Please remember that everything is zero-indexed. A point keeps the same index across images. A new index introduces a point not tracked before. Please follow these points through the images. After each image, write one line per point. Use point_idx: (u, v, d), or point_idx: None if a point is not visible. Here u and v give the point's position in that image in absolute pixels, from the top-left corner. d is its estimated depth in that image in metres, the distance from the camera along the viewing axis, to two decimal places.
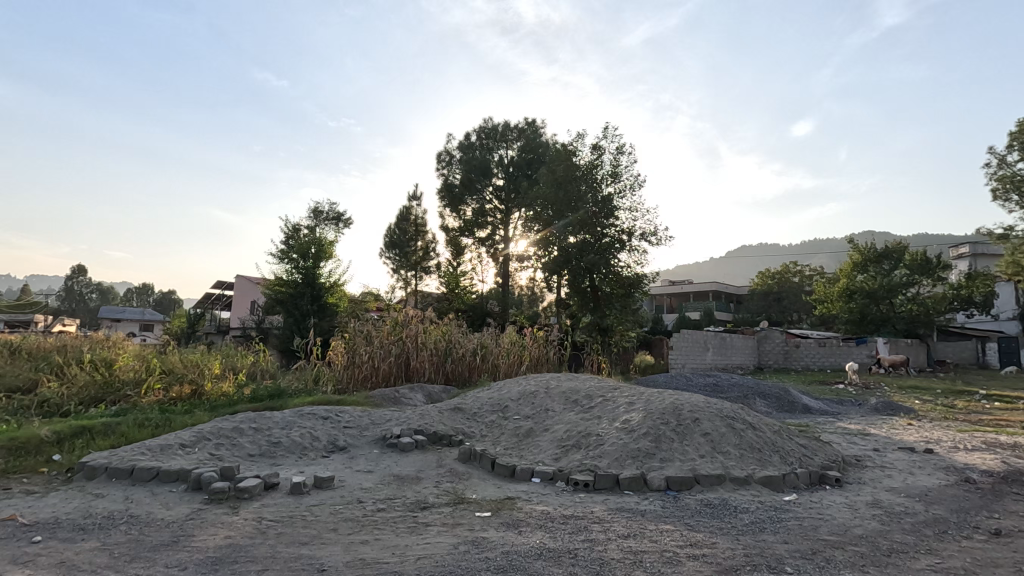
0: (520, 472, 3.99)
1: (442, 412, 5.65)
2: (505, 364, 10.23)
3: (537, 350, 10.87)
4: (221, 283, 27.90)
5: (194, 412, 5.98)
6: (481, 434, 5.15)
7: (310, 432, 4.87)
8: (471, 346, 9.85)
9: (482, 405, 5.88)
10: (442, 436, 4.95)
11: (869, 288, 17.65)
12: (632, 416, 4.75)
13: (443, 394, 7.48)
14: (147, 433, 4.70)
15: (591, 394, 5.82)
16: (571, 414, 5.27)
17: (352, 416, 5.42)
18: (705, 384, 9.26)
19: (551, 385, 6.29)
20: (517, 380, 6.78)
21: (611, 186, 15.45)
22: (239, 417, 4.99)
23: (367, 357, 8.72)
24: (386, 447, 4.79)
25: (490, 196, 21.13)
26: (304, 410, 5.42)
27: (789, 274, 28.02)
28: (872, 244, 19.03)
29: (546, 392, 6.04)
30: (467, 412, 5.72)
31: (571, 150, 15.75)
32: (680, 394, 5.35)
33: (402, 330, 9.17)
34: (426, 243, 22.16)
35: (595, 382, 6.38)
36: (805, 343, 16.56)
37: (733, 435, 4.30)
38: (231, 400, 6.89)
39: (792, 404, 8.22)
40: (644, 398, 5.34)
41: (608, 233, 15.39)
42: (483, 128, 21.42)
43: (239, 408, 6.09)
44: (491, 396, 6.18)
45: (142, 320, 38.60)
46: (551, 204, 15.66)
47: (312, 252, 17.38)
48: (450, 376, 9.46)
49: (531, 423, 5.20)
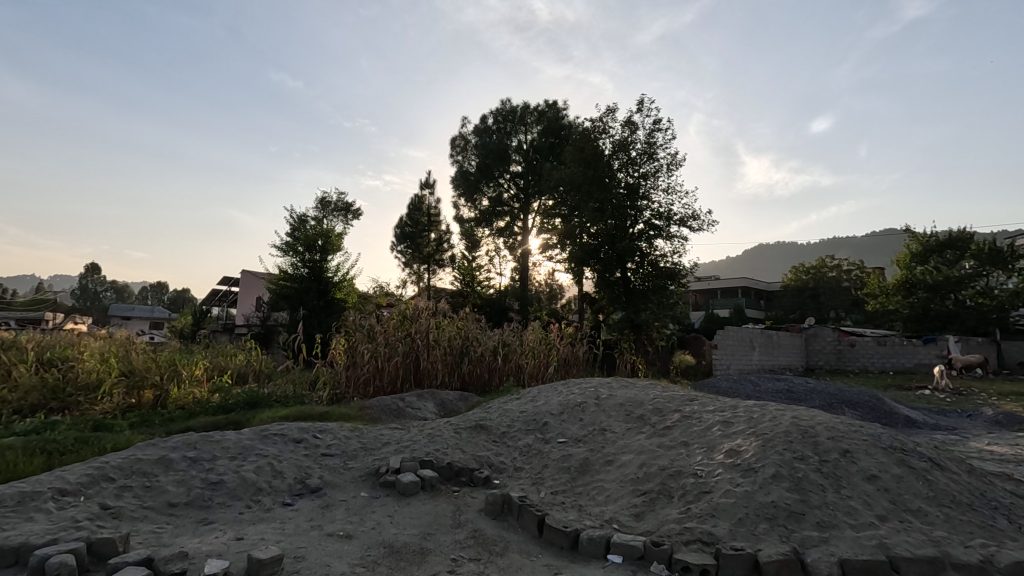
0: (587, 545, 2.47)
1: (459, 431, 4.14)
2: (532, 365, 8.72)
3: (566, 349, 9.33)
4: (227, 278, 26.76)
5: (136, 429, 4.56)
6: (516, 465, 3.65)
7: (272, 466, 3.39)
8: (491, 345, 8.35)
9: (513, 423, 4.38)
10: (460, 471, 3.44)
11: (931, 280, 15.82)
12: (744, 445, 3.21)
13: (460, 402, 5.97)
14: (38, 466, 3.29)
15: (663, 408, 4.28)
16: (640, 438, 3.73)
17: (338, 441, 3.94)
18: (776, 388, 7.59)
19: (603, 395, 4.74)
20: (555, 387, 5.25)
21: (645, 166, 13.80)
22: (174, 441, 3.54)
23: (370, 356, 7.24)
24: (379, 488, 3.30)
25: (508, 183, 19.60)
26: (269, 429, 3.94)
27: (826, 270, 26.14)
28: (932, 234, 17.19)
29: (598, 405, 4.51)
30: (493, 430, 4.22)
31: (599, 128, 14.17)
32: (796, 409, 3.78)
33: (411, 325, 7.67)
34: (440, 235, 20.68)
35: (660, 392, 4.81)
36: (862, 342, 14.81)
37: (917, 481, 2.74)
38: (195, 411, 5.47)
39: (894, 415, 6.53)
40: (743, 417, 3.78)
41: (639, 220, 13.74)
42: (500, 110, 19.84)
43: (193, 424, 4.65)
44: (525, 409, 4.65)
45: (152, 318, 37.82)
46: (576, 188, 14.20)
47: (319, 244, 16.02)
48: (467, 379, 8.02)
49: (585, 452, 3.68)
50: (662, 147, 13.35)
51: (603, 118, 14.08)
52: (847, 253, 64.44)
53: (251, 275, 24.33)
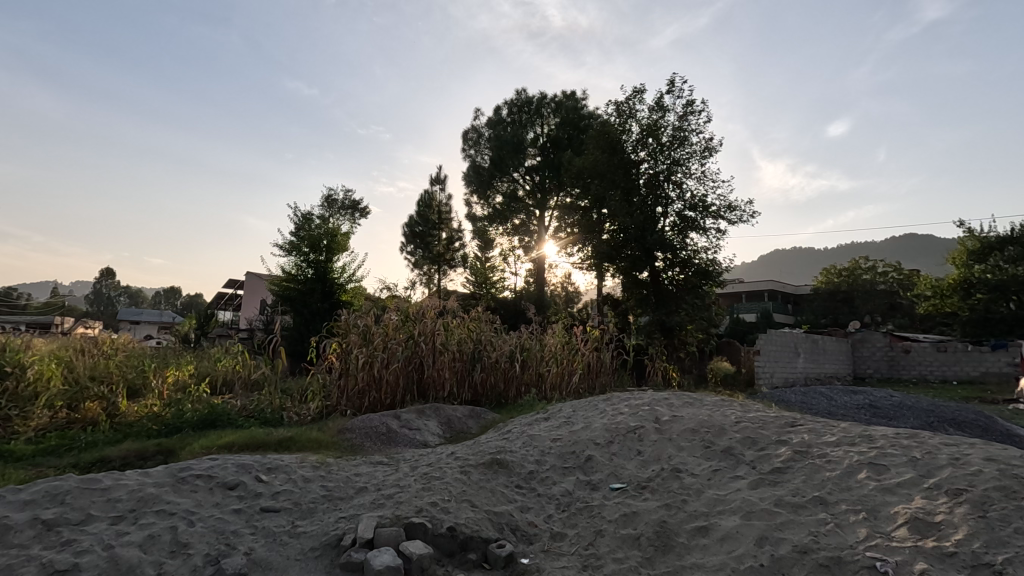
0: None
1: (468, 469, 2.88)
2: (554, 374, 7.44)
3: (593, 356, 8.03)
4: (232, 282, 25.78)
5: (33, 464, 3.36)
6: (554, 531, 2.40)
7: (172, 533, 2.16)
8: (507, 350, 7.09)
9: (544, 457, 3.12)
10: (467, 544, 2.21)
11: (993, 280, 14.27)
12: (940, 514, 1.93)
13: (470, 422, 4.73)
14: None
15: (759, 438, 3.01)
16: (744, 490, 2.45)
17: (293, 485, 2.71)
18: (857, 402, 6.21)
19: (664, 418, 3.48)
20: (594, 405, 4.00)
21: (677, 152, 12.44)
22: (31, 492, 2.33)
23: (364, 362, 5.96)
24: (340, 573, 2.05)
25: (523, 178, 18.38)
26: (191, 467, 2.71)
27: (860, 272, 24.56)
28: (990, 231, 15.60)
29: (661, 434, 3.25)
30: (517, 469, 2.97)
31: (625, 112, 12.95)
32: (982, 446, 2.49)
33: (414, 325, 6.44)
34: (451, 234, 19.50)
35: (744, 413, 3.52)
36: (918, 347, 13.32)
37: None
38: (132, 433, 4.25)
39: (1019, 437, 5.11)
40: (902, 455, 2.50)
41: (669, 211, 12.38)
42: (515, 100, 18.64)
43: (111, 454, 3.44)
44: (558, 436, 3.40)
45: (161, 323, 36.90)
46: (598, 177, 13.01)
47: (324, 244, 14.92)
48: (479, 390, 6.79)
49: (657, 512, 2.40)
50: (695, 131, 12.03)
51: (630, 101, 12.83)
52: (872, 257, 62.09)
53: (256, 277, 23.31)
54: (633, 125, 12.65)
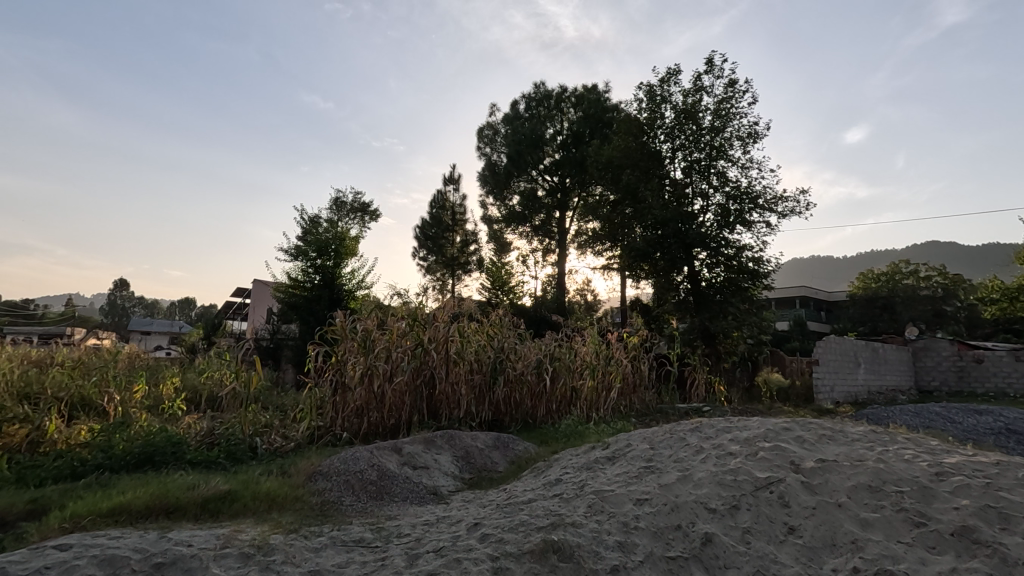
0: None
1: (505, 570, 1.64)
2: (589, 389, 6.14)
3: (631, 367, 6.73)
4: (240, 290, 24.84)
5: None
6: None
7: None
8: (534, 360, 5.81)
9: (631, 537, 1.85)
10: None
11: None
12: None
13: (497, 457, 3.48)
14: None
15: (1015, 514, 1.73)
16: None
17: None
18: (990, 425, 4.82)
19: (810, 464, 2.19)
20: (681, 441, 2.71)
21: (718, 137, 11.13)
22: None
23: (363, 373, 4.77)
24: None
25: (542, 176, 17.18)
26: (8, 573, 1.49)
27: (902, 276, 22.88)
28: None
29: (821, 495, 1.97)
30: (591, 565, 1.70)
31: (658, 96, 11.73)
32: None
33: (423, 330, 5.22)
34: (465, 236, 18.35)
35: (938, 458, 2.23)
36: (992, 356, 11.78)
37: None
38: (29, 479, 3.04)
39: None
40: None
41: (710, 204, 11.06)
42: (533, 95, 17.55)
43: None
44: (642, 494, 2.12)
45: (170, 333, 35.98)
46: (629, 167, 11.79)
47: (333, 248, 13.80)
48: (500, 408, 5.55)
49: None
50: (739, 115, 10.75)
51: (664, 83, 11.61)
52: None
53: (264, 285, 22.33)
54: (668, 109, 11.41)
